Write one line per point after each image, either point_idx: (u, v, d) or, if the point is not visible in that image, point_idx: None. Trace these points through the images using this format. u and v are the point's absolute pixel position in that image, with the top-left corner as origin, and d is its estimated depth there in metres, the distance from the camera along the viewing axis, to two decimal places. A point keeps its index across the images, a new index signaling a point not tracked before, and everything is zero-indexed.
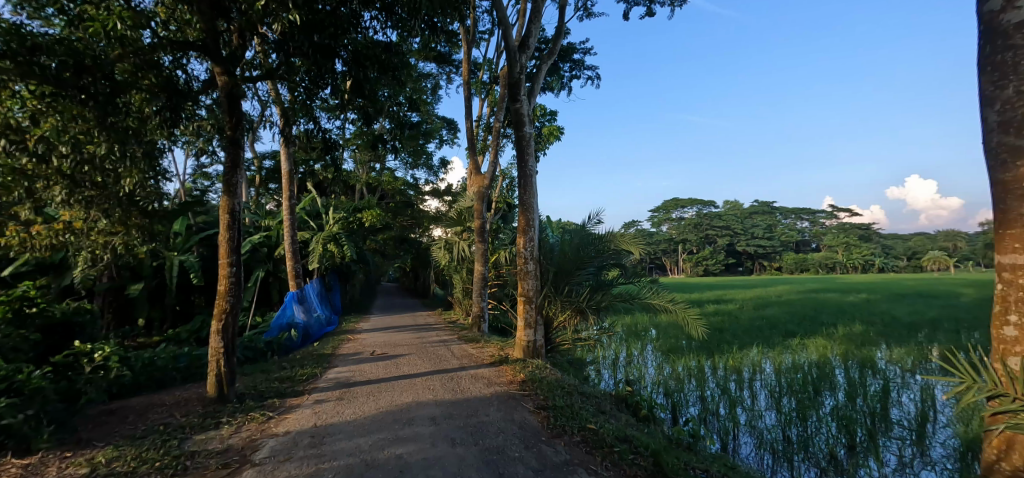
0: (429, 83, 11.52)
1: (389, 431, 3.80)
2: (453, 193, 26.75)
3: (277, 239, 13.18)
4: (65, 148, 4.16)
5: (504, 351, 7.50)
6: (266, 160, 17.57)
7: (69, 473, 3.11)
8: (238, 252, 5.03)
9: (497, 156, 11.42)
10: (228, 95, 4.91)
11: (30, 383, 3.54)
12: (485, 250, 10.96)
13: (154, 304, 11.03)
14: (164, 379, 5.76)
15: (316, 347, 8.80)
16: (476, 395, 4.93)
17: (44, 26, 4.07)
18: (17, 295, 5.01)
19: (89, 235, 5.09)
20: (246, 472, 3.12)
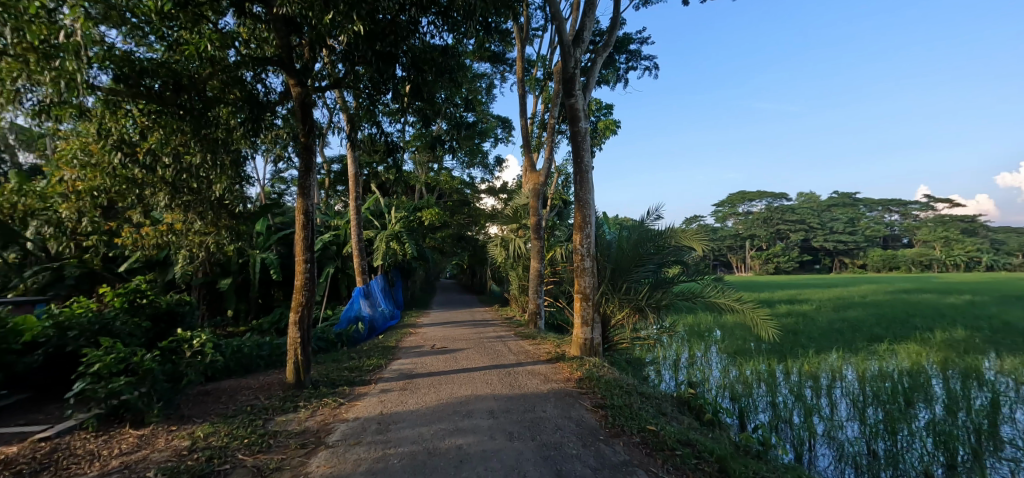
0: (484, 83, 11.71)
1: (450, 422, 3.97)
2: (508, 191, 27.05)
3: (345, 238, 14.01)
4: (167, 159, 4.81)
5: (561, 348, 7.50)
6: (334, 164, 18.73)
7: (175, 444, 3.55)
8: (312, 250, 5.44)
9: (552, 153, 11.43)
10: (301, 104, 5.34)
11: (142, 365, 4.02)
12: (541, 247, 11.01)
13: (240, 297, 12.15)
14: (250, 365, 6.36)
15: (381, 340, 9.30)
16: (533, 391, 4.99)
17: (148, 51, 4.62)
18: (133, 289, 5.89)
19: (187, 235, 5.86)
20: (320, 453, 3.39)
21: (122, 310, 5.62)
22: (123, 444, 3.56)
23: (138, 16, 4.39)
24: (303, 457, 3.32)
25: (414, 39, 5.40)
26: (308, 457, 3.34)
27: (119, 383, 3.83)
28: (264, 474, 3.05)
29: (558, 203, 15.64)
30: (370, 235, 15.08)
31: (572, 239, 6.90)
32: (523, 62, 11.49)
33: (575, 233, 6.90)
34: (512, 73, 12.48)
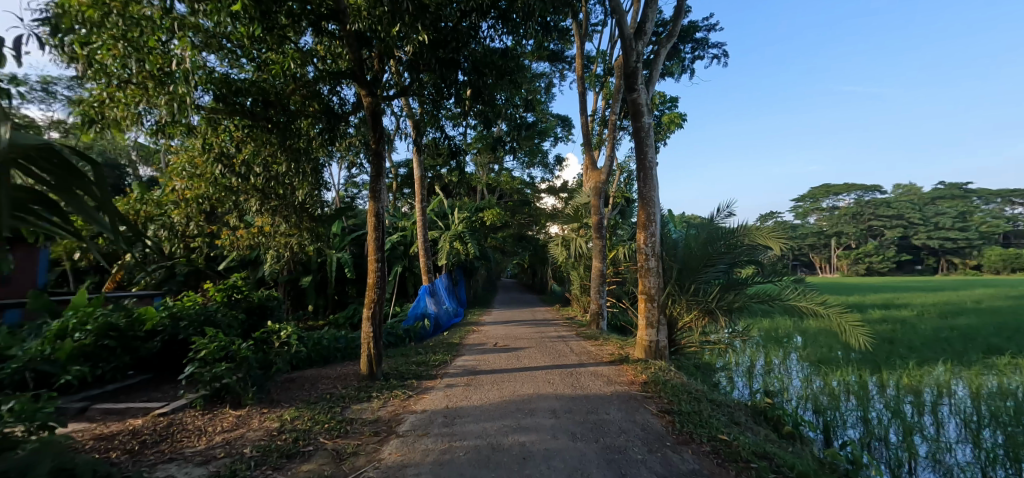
0: (543, 83, 11.74)
1: (513, 419, 4.05)
2: (569, 190, 26.86)
3: (411, 238, 14.65)
4: (258, 169, 5.39)
5: (625, 350, 7.34)
6: (401, 168, 19.66)
7: (267, 425, 3.94)
8: (383, 250, 5.78)
9: (614, 150, 11.19)
10: (373, 113, 5.65)
11: (239, 353, 4.49)
12: (603, 246, 10.84)
13: (319, 294, 13.13)
14: (329, 356, 6.88)
15: (446, 336, 9.66)
16: (596, 392, 4.96)
17: (239, 71, 5.15)
18: (231, 285, 6.64)
19: (274, 237, 6.33)
20: (392, 441, 3.61)
21: (224, 303, 6.42)
22: (225, 422, 4.01)
23: (231, 41, 4.90)
24: (377, 445, 3.55)
25: (473, 44, 5.57)
26: (380, 444, 3.57)
27: (221, 368, 4.34)
28: (342, 457, 3.31)
29: (620, 201, 15.28)
30: (434, 235, 15.65)
31: (636, 238, 6.76)
32: (584, 59, 11.19)
33: (639, 232, 6.75)
34: (571, 71, 12.37)
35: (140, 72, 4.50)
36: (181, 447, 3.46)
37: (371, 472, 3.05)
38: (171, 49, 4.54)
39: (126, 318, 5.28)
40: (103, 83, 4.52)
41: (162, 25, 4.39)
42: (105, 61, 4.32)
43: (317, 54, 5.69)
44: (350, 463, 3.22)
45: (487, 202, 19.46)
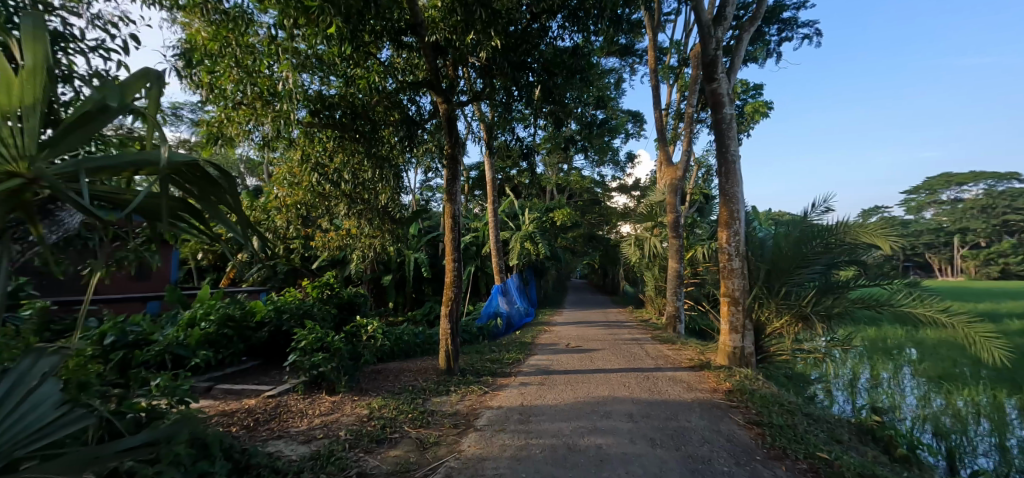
0: (613, 78, 11.48)
1: (588, 421, 4.03)
2: (642, 188, 25.97)
3: (483, 239, 15.03)
4: (348, 176, 5.90)
5: (705, 356, 6.97)
6: (472, 171, 20.23)
7: (358, 411, 4.28)
8: (459, 249, 6.01)
9: (691, 144, 10.65)
10: (448, 119, 5.87)
11: (333, 344, 4.92)
12: (680, 246, 10.37)
13: (399, 292, 13.92)
14: (409, 350, 7.28)
15: (517, 335, 9.80)
16: (675, 398, 4.76)
17: (323, 87, 5.56)
18: (325, 282, 7.30)
19: (361, 239, 6.51)
20: (471, 434, 3.75)
21: (319, 298, 7.07)
22: (322, 406, 4.42)
23: (320, 60, 5.32)
24: (456, 436, 3.71)
25: (542, 44, 5.59)
26: (460, 436, 3.72)
27: (318, 357, 4.79)
28: (425, 446, 3.50)
29: (698, 198, 14.49)
30: (505, 236, 15.93)
31: (717, 237, 6.40)
32: (655, 50, 10.80)
33: (720, 231, 6.39)
34: (643, 64, 11.97)
35: (250, 94, 5.09)
36: (287, 426, 3.86)
37: (452, 462, 3.20)
38: (276, 73, 5.03)
39: (240, 310, 6.02)
40: (221, 106, 5.16)
41: (267, 51, 4.93)
42: (224, 86, 4.96)
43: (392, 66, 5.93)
44: (433, 452, 3.40)
45: (557, 202, 19.41)
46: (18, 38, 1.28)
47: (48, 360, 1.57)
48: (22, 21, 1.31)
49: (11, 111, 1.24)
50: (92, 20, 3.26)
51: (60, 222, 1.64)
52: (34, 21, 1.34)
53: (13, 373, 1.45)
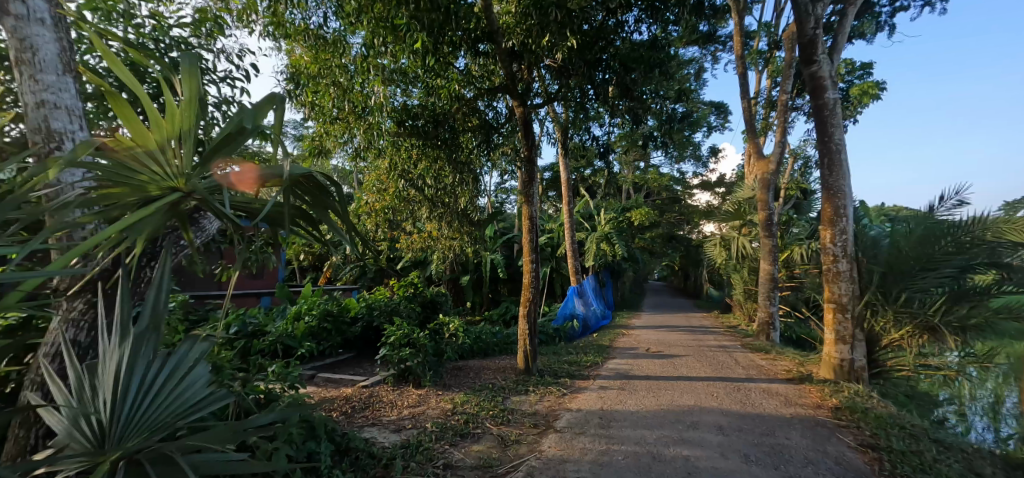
0: (693, 69, 10.89)
1: (673, 430, 3.86)
2: (727, 184, 24.27)
3: (559, 239, 14.97)
4: (430, 180, 6.21)
5: (805, 367, 6.34)
6: (546, 172, 20.25)
7: (442, 405, 4.48)
8: (536, 251, 6.06)
9: (785, 135, 9.77)
10: (524, 121, 5.97)
11: (419, 341, 5.20)
12: (773, 247, 9.53)
13: (476, 292, 14.34)
14: (488, 349, 7.47)
15: (594, 338, 9.64)
16: (771, 413, 4.39)
17: (405, 97, 5.89)
18: (409, 282, 7.75)
19: (441, 240, 6.77)
20: (551, 435, 3.77)
21: (405, 297, 7.52)
22: (410, 399, 4.69)
23: (403, 73, 5.64)
24: (537, 436, 3.75)
25: (617, 41, 5.44)
26: (540, 437, 3.75)
27: (406, 352, 5.10)
28: (507, 444, 3.58)
29: (794, 194, 13.22)
30: (581, 237, 15.73)
31: (820, 236, 5.82)
32: (742, 35, 10.04)
33: (824, 229, 5.80)
34: (728, 51, 11.19)
35: (345, 110, 5.56)
36: (379, 415, 4.16)
37: (533, 461, 3.24)
38: (366, 89, 5.48)
39: (336, 306, 6.59)
40: (320, 121, 5.68)
41: (358, 69, 5.34)
42: (323, 104, 5.46)
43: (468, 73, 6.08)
44: (514, 450, 3.47)
45: (634, 202, 18.79)
46: (178, 73, 1.48)
47: (199, 347, 1.84)
48: (180, 59, 1.49)
49: (175, 136, 1.48)
50: (219, 54, 3.74)
51: (204, 228, 1.92)
52: (190, 59, 1.53)
53: (174, 356, 1.72)
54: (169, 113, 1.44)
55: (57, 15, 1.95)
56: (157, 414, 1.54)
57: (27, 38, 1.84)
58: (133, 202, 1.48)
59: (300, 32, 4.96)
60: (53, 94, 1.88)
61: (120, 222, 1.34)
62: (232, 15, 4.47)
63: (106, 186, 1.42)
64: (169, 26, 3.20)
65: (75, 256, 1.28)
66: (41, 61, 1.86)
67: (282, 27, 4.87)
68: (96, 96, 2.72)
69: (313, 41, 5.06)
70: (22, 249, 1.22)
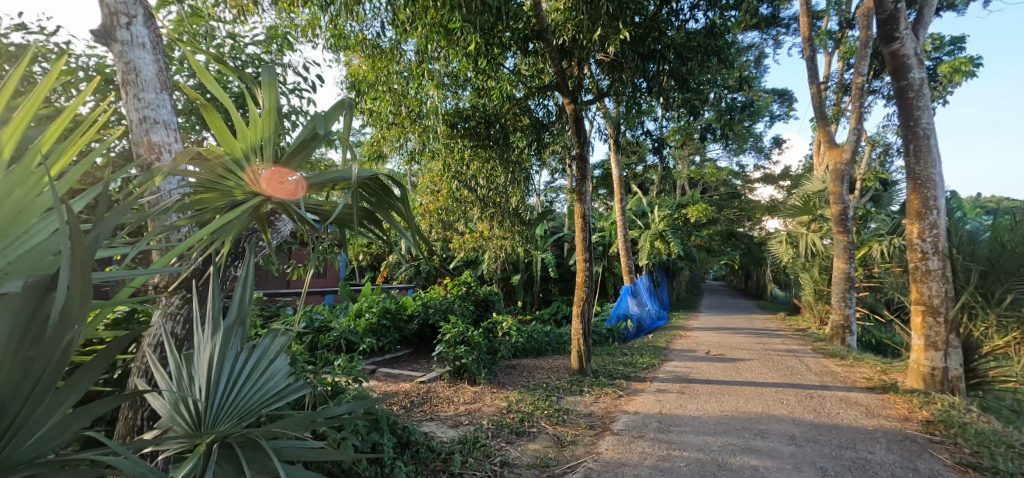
0: (754, 55, 10.29)
1: (740, 438, 3.67)
2: (792, 176, 22.75)
3: (611, 238, 14.67)
4: (482, 181, 6.31)
5: (889, 376, 5.79)
6: (596, 169, 19.91)
7: (497, 403, 4.54)
8: (590, 249, 5.97)
9: (861, 121, 9.00)
10: (575, 118, 5.92)
11: (473, 338, 5.31)
12: (849, 243, 8.79)
13: (527, 291, 14.37)
14: (541, 349, 7.47)
15: (650, 339, 9.37)
16: (850, 424, 4.06)
17: (457, 99, 6.02)
18: (463, 281, 7.90)
19: (492, 239, 6.85)
20: (608, 437, 3.71)
21: (459, 296, 7.69)
22: (466, 395, 4.79)
23: (453, 76, 5.77)
24: (593, 438, 3.70)
25: (670, 31, 5.22)
26: (597, 439, 3.69)
27: (461, 349, 5.20)
28: (563, 444, 3.56)
29: (873, 185, 12.14)
30: (634, 235, 15.31)
31: (906, 231, 5.33)
32: (809, 15, 9.36)
33: (911, 223, 5.29)
34: (792, 34, 10.50)
35: (400, 115, 5.79)
36: (437, 410, 4.27)
37: (591, 463, 3.20)
38: (419, 93, 5.67)
39: (394, 304, 6.88)
40: (377, 127, 5.93)
41: (412, 75, 5.48)
42: (380, 110, 5.70)
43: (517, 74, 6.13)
44: (571, 450, 3.45)
45: (690, 198, 18.07)
46: (259, 86, 1.59)
47: (279, 341, 1.98)
48: (261, 73, 1.61)
49: (257, 144, 1.60)
50: (288, 67, 3.98)
51: (280, 229, 2.06)
52: (269, 73, 1.64)
53: (258, 349, 1.86)
54: (251, 123, 1.55)
55: (155, 38, 2.16)
56: (245, 403, 1.67)
57: (131, 61, 2.06)
58: (219, 205, 1.61)
59: (358, 43, 5.15)
60: (153, 111, 2.09)
61: (211, 226, 1.46)
62: (298, 30, 4.76)
63: (201, 193, 1.57)
64: (244, 43, 3.46)
65: (174, 256, 1.40)
66: (143, 81, 2.07)
67: (341, 39, 5.10)
68: (186, 111, 3.00)
69: (370, 51, 5.22)
70: (132, 250, 1.36)
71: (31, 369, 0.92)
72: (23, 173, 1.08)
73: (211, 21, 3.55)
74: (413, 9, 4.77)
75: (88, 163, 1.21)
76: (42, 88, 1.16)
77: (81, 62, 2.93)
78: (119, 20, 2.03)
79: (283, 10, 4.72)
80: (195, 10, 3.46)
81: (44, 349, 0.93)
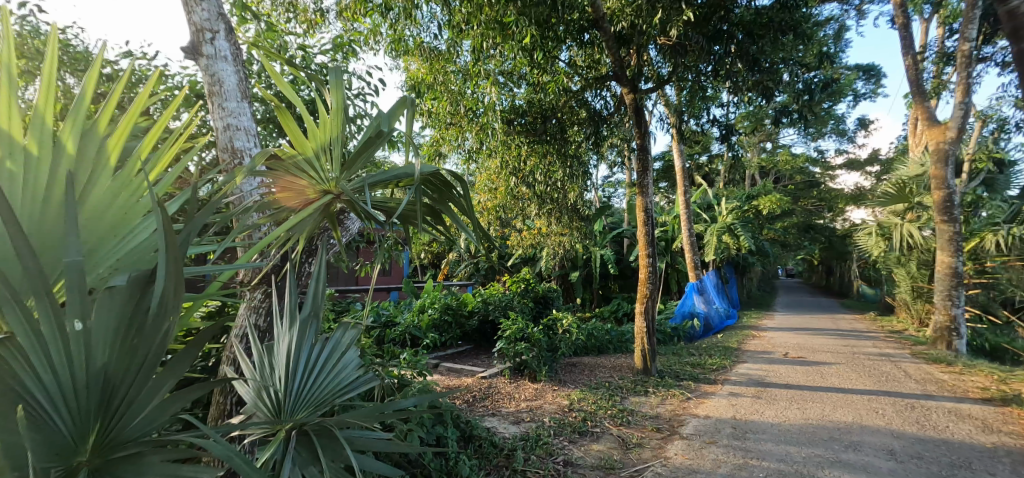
0: (835, 28, 9.35)
1: (828, 450, 3.35)
2: (881, 161, 20.58)
3: (673, 233, 14.06)
4: (540, 177, 6.27)
5: (1011, 386, 5.02)
6: (658, 162, 19.19)
7: (559, 401, 4.49)
8: (653, 245, 5.73)
9: (970, 93, 7.88)
10: (635, 108, 5.71)
11: (533, 336, 5.31)
12: (955, 234, 7.78)
13: (586, 288, 14.11)
14: (602, 347, 7.29)
15: (719, 339, 8.87)
16: (962, 440, 3.57)
17: (512, 96, 6.02)
18: (522, 277, 7.93)
19: (551, 235, 6.78)
20: (677, 442, 3.54)
21: (518, 293, 7.71)
22: (527, 392, 4.77)
23: (508, 74, 5.77)
24: (661, 441, 3.55)
25: (735, 9, 4.87)
26: (665, 442, 3.54)
27: (521, 346, 5.22)
28: (629, 446, 3.45)
29: (985, 166, 10.65)
30: (700, 230, 14.55)
31: None
32: None
33: None
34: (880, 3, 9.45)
35: (458, 114, 5.89)
36: (498, 407, 4.28)
37: (659, 468, 3.07)
38: (475, 92, 5.72)
39: (455, 300, 7.08)
40: (436, 128, 6.06)
41: (468, 75, 5.56)
42: (439, 111, 5.84)
43: (574, 67, 6.00)
44: (637, 453, 3.32)
45: (761, 188, 16.90)
46: (327, 88, 1.64)
47: (350, 334, 2.06)
48: (329, 76, 1.65)
49: (328, 144, 1.64)
50: (352, 74, 4.19)
51: (348, 227, 2.14)
52: (336, 76, 1.68)
53: (330, 341, 1.94)
54: (321, 123, 1.61)
55: (236, 51, 2.32)
56: (320, 391, 1.74)
57: (216, 73, 2.23)
58: (293, 205, 1.72)
59: (416, 46, 5.31)
60: (235, 119, 2.23)
61: (287, 223, 1.53)
62: (361, 39, 4.99)
63: (279, 193, 1.70)
64: (313, 54, 3.67)
65: (255, 252, 1.48)
66: (226, 91, 2.23)
67: (401, 44, 5.28)
68: (264, 119, 3.23)
69: (428, 54, 5.37)
70: (219, 247, 1.45)
71: (135, 356, 1.02)
72: (127, 179, 1.18)
73: (283, 36, 3.83)
74: (468, 9, 4.82)
75: (179, 169, 1.31)
76: (139, 100, 1.26)
77: (174, 81, 3.22)
78: (204, 36, 2.22)
79: (348, 20, 4.95)
80: (271, 26, 3.73)
81: (146, 337, 1.02)
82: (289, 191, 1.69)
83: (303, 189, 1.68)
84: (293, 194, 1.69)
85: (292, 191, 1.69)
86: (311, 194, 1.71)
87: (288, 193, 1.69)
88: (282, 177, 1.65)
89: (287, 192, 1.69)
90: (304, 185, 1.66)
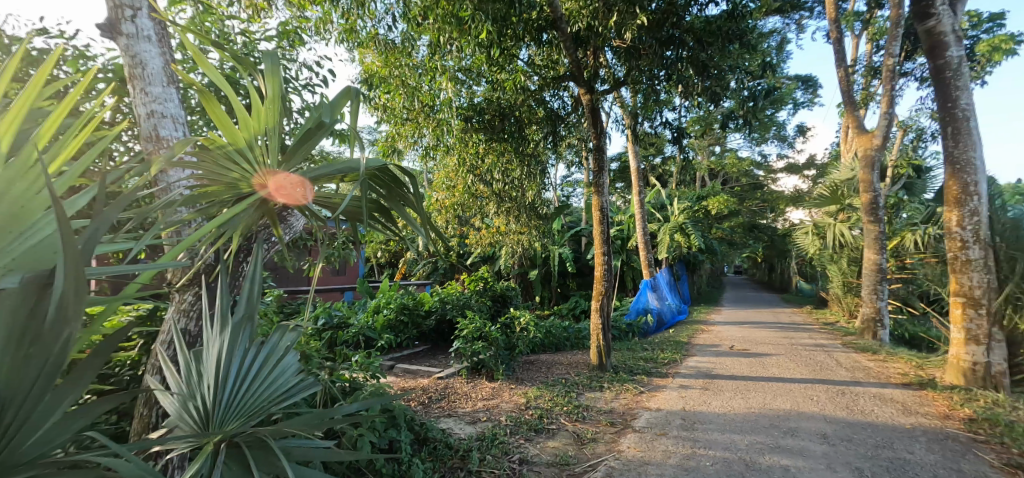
0: (777, 40, 9.90)
1: (769, 437, 3.53)
2: (818, 165, 22.03)
3: (628, 232, 14.44)
4: (497, 175, 6.23)
5: (927, 371, 5.49)
6: (615, 163, 19.63)
7: (515, 399, 4.48)
8: (608, 243, 5.84)
9: (893, 104, 8.57)
10: (591, 108, 5.80)
11: (490, 334, 5.29)
12: (880, 233, 8.44)
13: (544, 287, 14.24)
14: (559, 344, 7.37)
15: (671, 334, 9.19)
16: (885, 422, 3.87)
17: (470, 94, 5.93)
18: (480, 276, 7.89)
19: (509, 234, 6.77)
20: (629, 435, 3.62)
21: (476, 292, 7.66)
22: (484, 391, 4.74)
23: (467, 71, 5.71)
24: (615, 435, 3.62)
25: (686, 16, 5.03)
26: (618, 436, 3.61)
27: (478, 345, 5.19)
28: (583, 441, 3.49)
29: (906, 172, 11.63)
30: (654, 228, 15.04)
31: (944, 219, 5.05)
32: None
33: (950, 211, 5.02)
34: (817, 18, 10.09)
35: (414, 110, 5.76)
36: (455, 407, 4.23)
37: (613, 462, 3.12)
38: (433, 88, 5.62)
39: (411, 300, 6.94)
40: (391, 123, 5.89)
41: (425, 70, 5.45)
42: (394, 106, 5.68)
43: (532, 66, 6.01)
44: (591, 448, 3.37)
45: (710, 189, 17.67)
46: (262, 74, 1.53)
47: (289, 337, 1.94)
48: (264, 60, 1.54)
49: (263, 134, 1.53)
50: (301, 64, 3.99)
51: (291, 225, 2.03)
52: (273, 62, 1.57)
53: (267, 345, 1.82)
54: (255, 111, 1.49)
55: (161, 31, 2.14)
56: (254, 401, 1.64)
57: (137, 55, 2.04)
58: (225, 198, 1.60)
59: (371, 39, 5.13)
60: (159, 105, 2.06)
61: (218, 218, 1.41)
62: (311, 28, 4.77)
63: (208, 185, 1.56)
64: (257, 42, 3.45)
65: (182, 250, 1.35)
66: (149, 75, 2.05)
67: (354, 36, 5.09)
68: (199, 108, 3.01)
69: (383, 47, 5.20)
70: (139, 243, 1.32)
71: (29, 368, 0.89)
72: (22, 166, 1.03)
73: (224, 20, 3.58)
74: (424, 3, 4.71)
75: (90, 157, 1.17)
76: (39, 77, 1.11)
77: (95, 64, 2.94)
78: (123, 13, 2.02)
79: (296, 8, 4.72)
80: (209, 9, 3.48)
81: (43, 346, 0.89)
82: (220, 184, 1.55)
83: (236, 182, 1.56)
84: (224, 186, 1.56)
85: (222, 184, 1.56)
86: (244, 187, 1.59)
87: (217, 186, 1.55)
88: (211, 170, 1.52)
89: (215, 183, 1.55)
90: (236, 177, 1.54)
